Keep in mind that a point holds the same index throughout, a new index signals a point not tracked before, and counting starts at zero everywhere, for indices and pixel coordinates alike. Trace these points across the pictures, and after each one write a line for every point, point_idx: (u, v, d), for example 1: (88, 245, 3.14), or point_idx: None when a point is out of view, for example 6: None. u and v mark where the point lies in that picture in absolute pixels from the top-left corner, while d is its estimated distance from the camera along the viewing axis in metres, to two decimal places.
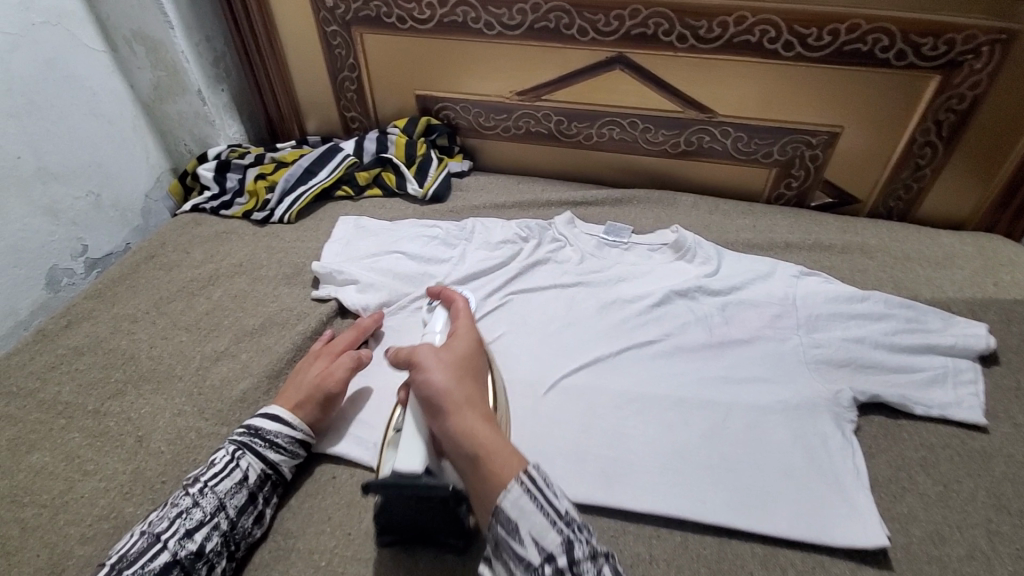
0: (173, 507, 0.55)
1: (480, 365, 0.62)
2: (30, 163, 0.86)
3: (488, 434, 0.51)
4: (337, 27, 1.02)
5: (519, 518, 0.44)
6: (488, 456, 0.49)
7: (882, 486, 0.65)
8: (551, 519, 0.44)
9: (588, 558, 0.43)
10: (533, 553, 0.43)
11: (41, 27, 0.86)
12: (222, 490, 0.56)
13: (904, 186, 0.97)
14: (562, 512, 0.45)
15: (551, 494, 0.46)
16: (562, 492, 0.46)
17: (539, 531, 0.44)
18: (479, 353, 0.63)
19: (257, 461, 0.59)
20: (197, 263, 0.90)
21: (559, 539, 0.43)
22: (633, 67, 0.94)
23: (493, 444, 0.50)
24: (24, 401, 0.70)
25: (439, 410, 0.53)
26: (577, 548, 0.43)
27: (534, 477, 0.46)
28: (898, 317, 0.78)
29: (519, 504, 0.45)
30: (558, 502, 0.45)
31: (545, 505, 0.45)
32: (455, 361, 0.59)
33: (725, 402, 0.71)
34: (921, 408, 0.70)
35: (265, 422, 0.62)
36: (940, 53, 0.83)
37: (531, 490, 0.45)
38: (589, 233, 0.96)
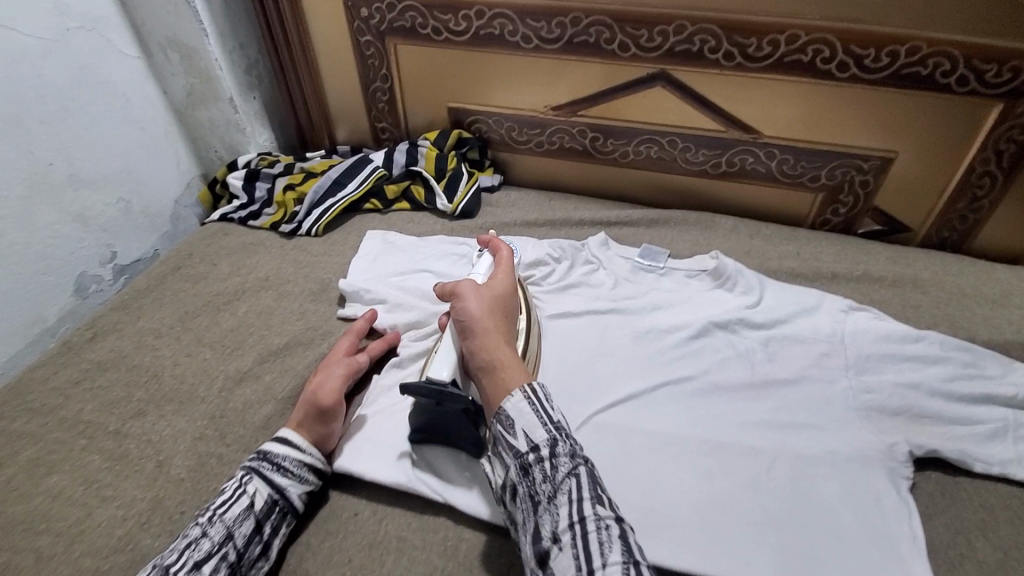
0: (181, 539, 0.53)
1: (512, 302, 0.69)
2: (61, 171, 0.86)
3: (505, 356, 0.59)
4: (371, 36, 1.00)
5: (516, 418, 0.53)
6: (502, 371, 0.58)
7: (938, 551, 0.61)
8: (541, 421, 0.53)
9: (567, 455, 0.51)
10: (522, 443, 0.52)
11: (75, 32, 0.85)
12: (230, 517, 0.54)
13: (959, 217, 0.91)
14: (554, 419, 0.53)
15: (547, 406, 0.54)
16: (558, 405, 0.55)
17: (529, 428, 0.52)
18: (513, 292, 0.70)
19: (265, 486, 0.57)
20: (223, 276, 0.89)
21: (545, 436, 0.52)
22: (674, 85, 0.90)
23: (508, 362, 0.58)
24: (48, 417, 0.69)
25: (467, 331, 0.62)
26: (560, 446, 0.51)
27: (537, 393, 0.55)
28: (956, 362, 0.73)
29: (517, 406, 0.54)
30: (552, 412, 0.54)
31: (539, 411, 0.53)
32: (490, 295, 0.66)
33: (767, 449, 0.67)
34: (981, 465, 0.66)
35: (278, 446, 0.60)
36: (1004, 80, 0.77)
37: (530, 398, 0.54)
38: (622, 256, 0.92)
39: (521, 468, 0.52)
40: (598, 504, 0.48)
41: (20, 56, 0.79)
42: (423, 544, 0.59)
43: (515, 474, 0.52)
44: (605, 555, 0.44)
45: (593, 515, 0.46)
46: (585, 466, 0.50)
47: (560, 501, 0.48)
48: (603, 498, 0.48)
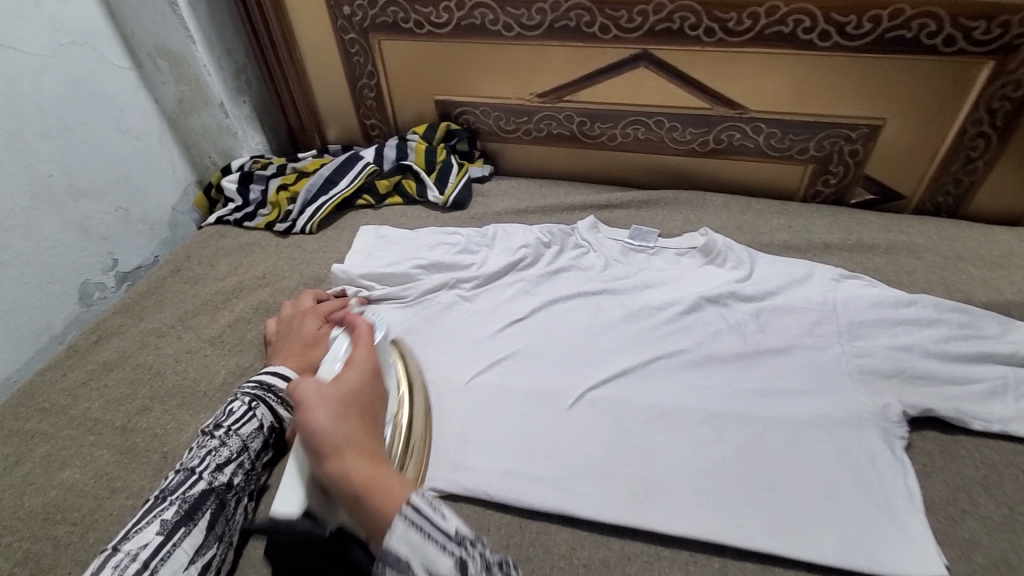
0: (201, 447, 0.59)
1: (375, 398, 0.58)
2: (61, 180, 0.88)
3: (376, 471, 0.49)
4: (356, 34, 1.01)
5: (410, 555, 0.43)
6: (372, 491, 0.47)
7: (939, 509, 0.61)
8: (440, 544, 0.43)
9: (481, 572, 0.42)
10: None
11: (70, 46, 0.88)
12: (245, 433, 0.60)
13: (953, 180, 0.91)
14: (450, 533, 0.43)
15: (437, 517, 0.44)
16: (450, 513, 0.45)
17: (429, 562, 0.42)
18: (375, 386, 0.58)
19: (273, 412, 0.63)
20: (221, 275, 0.91)
21: (450, 562, 0.42)
22: (658, 64, 0.90)
23: (379, 478, 0.48)
24: (56, 417, 0.71)
25: (321, 451, 0.50)
26: (470, 566, 0.42)
27: (418, 507, 0.45)
28: (949, 323, 0.73)
29: (406, 539, 0.43)
30: (447, 523, 0.44)
31: (431, 532, 0.43)
32: (344, 397, 0.54)
33: (762, 416, 0.67)
34: (979, 423, 0.65)
35: (276, 380, 0.64)
36: (993, 37, 0.76)
37: (415, 522, 0.44)
38: (613, 238, 0.92)
39: None
40: None
41: (17, 72, 0.81)
42: None
43: None
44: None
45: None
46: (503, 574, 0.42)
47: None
48: None
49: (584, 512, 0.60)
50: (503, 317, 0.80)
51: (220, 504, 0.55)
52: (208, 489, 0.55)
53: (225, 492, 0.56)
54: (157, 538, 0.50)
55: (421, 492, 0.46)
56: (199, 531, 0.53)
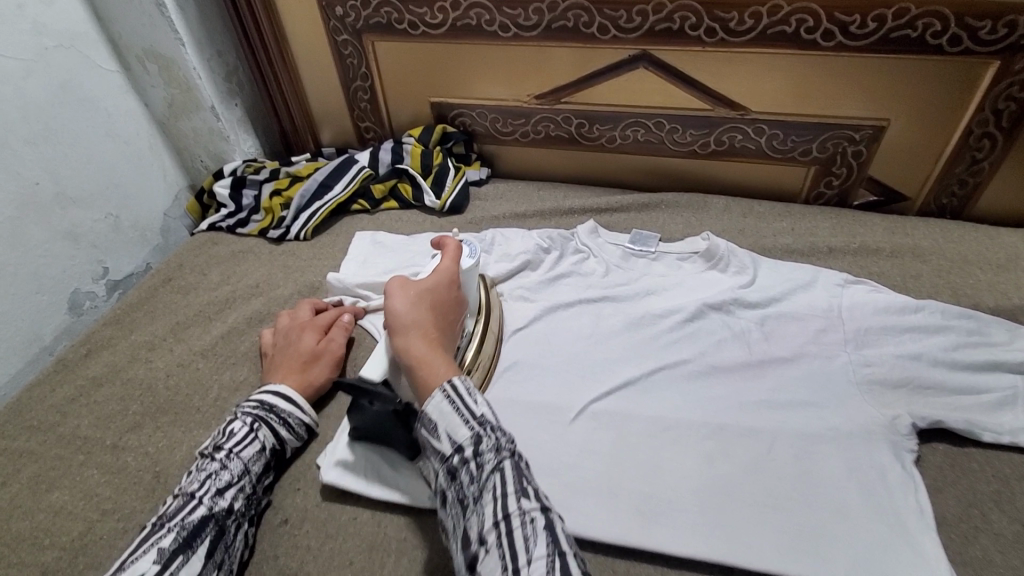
0: (199, 471, 0.57)
1: (453, 296, 0.66)
2: (48, 188, 0.86)
3: (430, 351, 0.58)
4: (348, 36, 0.99)
5: (438, 419, 0.52)
6: (422, 369, 0.56)
7: (950, 525, 0.59)
8: (464, 419, 0.52)
9: (491, 450, 0.51)
10: (446, 445, 0.52)
11: (55, 51, 0.85)
12: (247, 456, 0.59)
13: (958, 182, 0.89)
14: (476, 415, 0.52)
15: (468, 400, 0.53)
16: (481, 398, 0.54)
17: (451, 428, 0.52)
18: (456, 285, 0.67)
19: (274, 434, 0.62)
20: (214, 284, 0.89)
21: (467, 435, 0.51)
22: (658, 65, 0.88)
23: (430, 359, 0.57)
24: (46, 435, 0.69)
25: (393, 330, 0.60)
26: (483, 443, 0.51)
27: (456, 388, 0.54)
28: (959, 331, 0.71)
29: (439, 409, 0.53)
30: (476, 407, 0.53)
31: (460, 407, 0.52)
32: (424, 288, 0.64)
33: (767, 429, 0.65)
34: (989, 435, 0.64)
35: (278, 401, 0.64)
36: (1000, 36, 0.75)
37: (450, 397, 0.53)
38: (613, 243, 0.91)
39: (449, 471, 0.52)
40: (522, 496, 0.48)
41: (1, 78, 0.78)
42: (424, 544, 0.58)
43: (444, 478, 0.52)
44: (531, 551, 0.44)
45: (518, 508, 0.47)
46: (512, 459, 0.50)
47: (486, 499, 0.48)
48: (528, 490, 0.49)
49: (585, 531, 0.59)
50: (503, 326, 0.78)
51: (219, 531, 0.54)
52: (208, 514, 0.53)
53: (225, 518, 0.55)
54: (153, 568, 0.49)
55: (463, 377, 0.55)
56: (197, 560, 0.51)
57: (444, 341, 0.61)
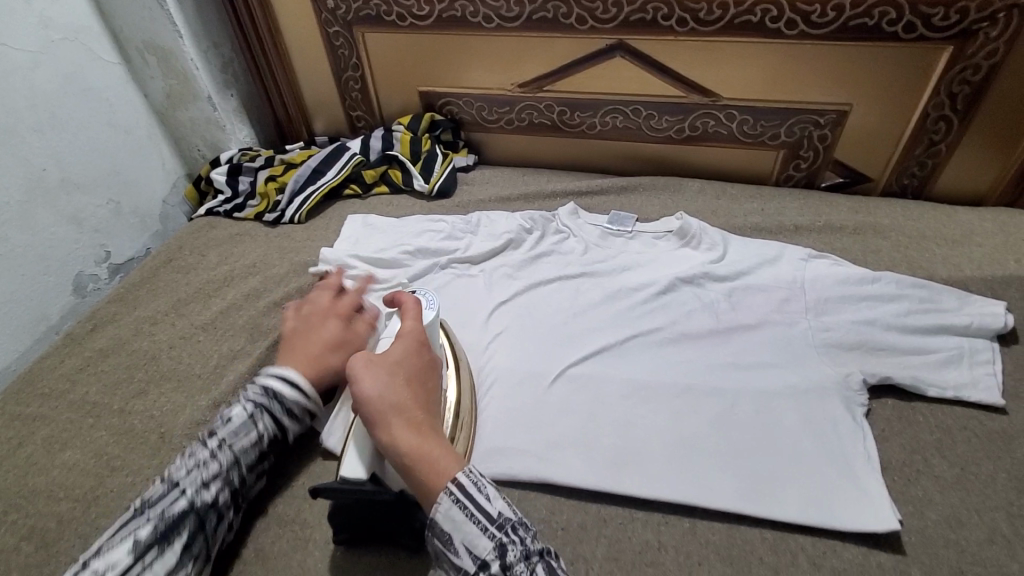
0: (190, 457, 0.57)
1: (423, 362, 0.61)
2: (54, 174, 0.90)
3: (427, 443, 0.53)
4: (339, 27, 1.03)
5: (456, 533, 0.48)
6: (420, 462, 0.52)
7: (895, 470, 0.65)
8: (482, 526, 0.48)
9: (520, 559, 0.47)
10: (469, 562, 0.48)
11: (60, 43, 0.89)
12: (239, 448, 0.59)
13: (918, 163, 0.95)
14: (493, 515, 0.49)
15: (482, 499, 0.50)
16: (495, 494, 0.50)
17: (471, 538, 0.48)
18: (425, 349, 0.62)
19: (274, 421, 0.62)
20: (212, 265, 0.93)
21: (490, 544, 0.48)
22: (634, 54, 0.93)
23: (427, 450, 0.53)
24: (56, 402, 0.73)
25: (372, 422, 0.54)
26: (510, 552, 0.47)
27: (461, 487, 0.50)
28: (911, 298, 0.76)
29: (451, 517, 0.49)
30: (489, 507, 0.49)
31: (476, 512, 0.49)
32: (393, 367, 0.58)
33: (731, 388, 0.70)
34: (935, 390, 0.69)
35: (281, 387, 0.63)
36: (951, 23, 0.80)
37: (460, 501, 0.49)
38: (592, 223, 0.96)
39: None
40: None
41: (10, 69, 0.82)
42: None
43: None
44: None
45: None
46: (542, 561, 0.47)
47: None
48: None
49: (562, 480, 0.64)
50: (488, 300, 0.83)
51: (199, 524, 0.54)
52: (188, 507, 0.53)
53: (207, 511, 0.55)
54: (128, 557, 0.49)
55: (467, 470, 0.51)
56: (173, 553, 0.51)
57: (435, 421, 0.56)
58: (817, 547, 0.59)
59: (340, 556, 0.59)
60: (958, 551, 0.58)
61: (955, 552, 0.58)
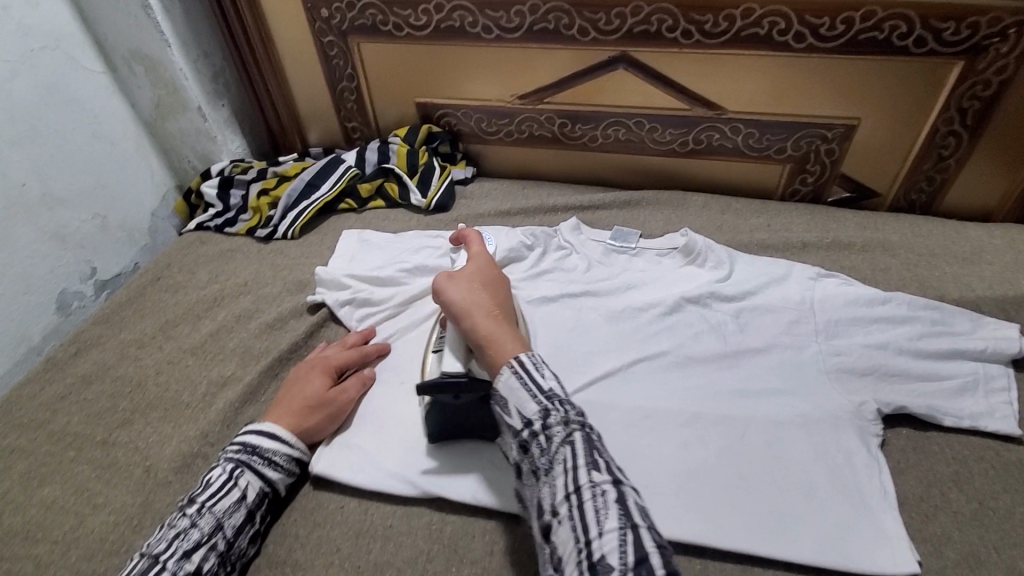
0: (169, 528, 0.54)
1: (495, 277, 0.69)
2: (35, 190, 0.87)
3: (501, 333, 0.58)
4: (334, 37, 1.00)
5: (508, 395, 0.54)
6: (493, 347, 0.57)
7: (911, 505, 0.62)
8: (532, 394, 0.53)
9: (560, 423, 0.51)
10: (517, 421, 0.53)
11: (41, 53, 0.86)
12: (221, 509, 0.56)
13: (926, 178, 0.93)
14: (544, 389, 0.53)
15: (536, 374, 0.54)
16: (548, 372, 0.54)
17: (522, 402, 0.53)
18: (494, 268, 0.71)
19: (258, 478, 0.60)
20: (202, 283, 0.90)
21: (537, 409, 0.52)
22: (637, 66, 0.91)
23: (498, 336, 0.58)
24: (36, 432, 0.70)
25: (454, 317, 0.62)
26: (551, 416, 0.52)
27: (523, 363, 0.55)
28: (924, 321, 0.74)
29: (508, 384, 0.54)
30: (543, 382, 0.54)
31: (529, 382, 0.54)
32: (471, 279, 0.66)
33: (741, 416, 0.68)
34: (950, 420, 0.67)
35: (262, 440, 0.61)
36: (963, 37, 0.78)
37: (517, 373, 0.54)
38: (594, 240, 0.93)
39: (521, 446, 0.53)
40: (593, 468, 0.49)
41: None
42: (409, 530, 0.60)
43: (517, 452, 0.54)
44: (601, 522, 0.45)
45: (588, 480, 0.48)
46: (582, 432, 0.51)
47: (557, 470, 0.49)
48: (598, 461, 0.49)
49: None
50: None
51: None
52: None
53: None
54: None
55: (529, 354, 0.56)
56: None
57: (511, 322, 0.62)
58: None
59: None
60: None
61: None
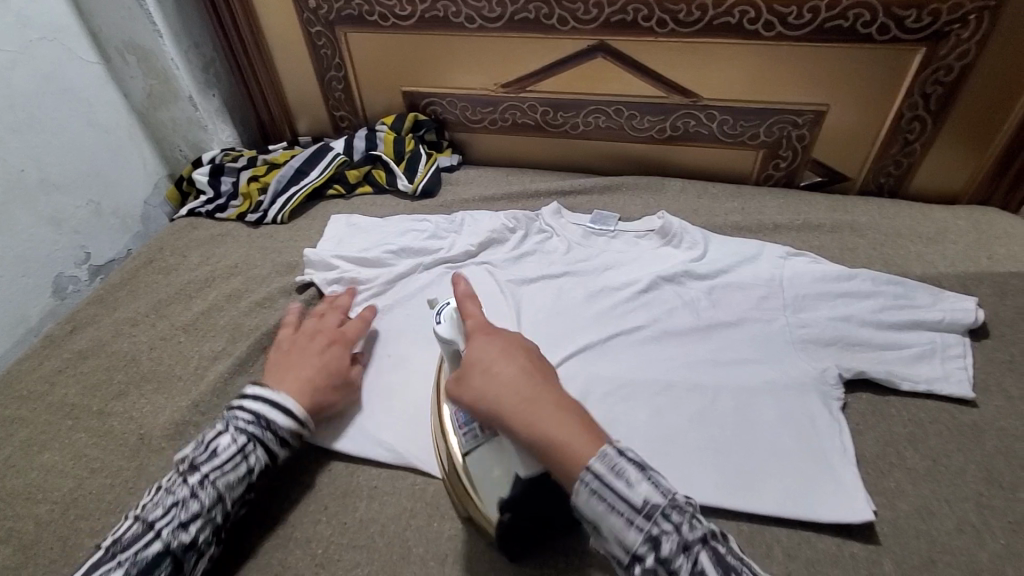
0: (168, 493, 0.54)
1: (514, 356, 0.51)
2: (32, 175, 0.89)
3: (551, 421, 0.47)
4: (322, 27, 1.03)
5: (600, 522, 0.44)
6: (558, 451, 0.46)
7: (870, 463, 0.66)
8: (627, 519, 0.43)
9: (677, 550, 0.42)
10: (621, 552, 0.44)
11: (38, 42, 0.88)
12: (223, 483, 0.55)
13: (894, 162, 0.97)
14: (639, 506, 0.43)
15: (624, 489, 0.44)
16: (636, 477, 0.44)
17: (618, 531, 0.43)
18: (508, 343, 0.53)
19: (263, 454, 0.59)
20: (194, 265, 0.93)
21: (641, 536, 0.43)
22: (614, 54, 0.94)
23: (558, 434, 0.46)
24: (34, 404, 0.73)
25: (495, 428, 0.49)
26: (661, 541, 0.42)
27: (602, 477, 0.44)
28: (886, 294, 0.77)
29: (591, 507, 0.44)
30: (633, 496, 0.43)
31: (618, 503, 0.43)
32: (471, 366, 0.51)
33: (711, 385, 0.71)
34: (908, 384, 0.71)
35: (275, 415, 0.60)
36: (924, 24, 0.81)
37: (604, 498, 0.44)
38: (575, 223, 0.96)
39: None
40: None
41: None
42: (393, 490, 0.63)
43: None
44: None
45: None
46: (704, 549, 0.42)
47: None
48: None
49: None
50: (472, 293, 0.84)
51: (175, 568, 0.51)
52: (164, 552, 0.50)
53: (185, 554, 0.52)
54: None
55: (600, 455, 0.45)
56: None
57: (550, 393, 0.49)
58: (793, 539, 0.60)
59: (320, 554, 0.58)
60: (929, 541, 0.59)
61: (927, 542, 0.59)
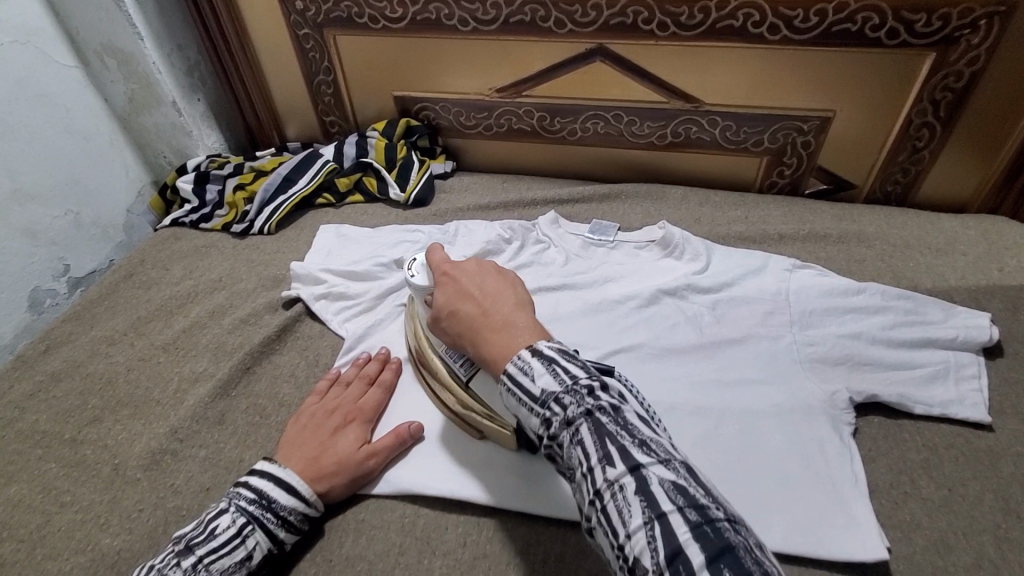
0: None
1: (463, 289, 0.55)
2: (5, 186, 0.85)
3: (501, 341, 0.50)
4: (309, 29, 0.99)
5: (517, 412, 0.48)
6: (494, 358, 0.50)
7: (882, 492, 0.63)
8: (529, 407, 0.46)
9: (563, 427, 0.44)
10: (533, 433, 0.47)
11: (11, 46, 0.84)
12: (219, 568, 0.51)
13: (901, 170, 0.94)
14: (536, 395, 0.45)
15: (525, 382, 0.46)
16: (535, 368, 0.46)
17: (526, 417, 0.47)
18: (459, 278, 0.56)
19: (266, 538, 0.54)
20: (176, 279, 0.89)
21: (539, 417, 0.45)
22: (613, 58, 0.90)
23: (495, 346, 0.50)
24: (4, 430, 0.69)
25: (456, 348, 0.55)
26: (553, 422, 0.44)
27: (513, 376, 0.47)
28: (897, 310, 0.74)
29: (510, 400, 0.48)
30: (531, 386, 0.46)
31: (522, 395, 0.46)
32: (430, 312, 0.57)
33: (716, 408, 0.68)
34: (921, 407, 0.68)
35: (280, 494, 0.56)
36: (934, 29, 0.78)
37: (511, 389, 0.47)
38: (573, 233, 0.93)
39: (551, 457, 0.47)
40: (608, 463, 0.41)
41: None
42: (381, 523, 0.59)
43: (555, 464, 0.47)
44: (626, 519, 0.38)
45: (603, 479, 0.40)
46: (585, 421, 0.43)
47: (578, 476, 0.43)
48: (611, 452, 0.41)
49: None
50: None
51: None
52: None
53: None
54: None
55: (517, 357, 0.48)
56: None
57: (482, 318, 0.52)
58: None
59: None
60: None
61: None
